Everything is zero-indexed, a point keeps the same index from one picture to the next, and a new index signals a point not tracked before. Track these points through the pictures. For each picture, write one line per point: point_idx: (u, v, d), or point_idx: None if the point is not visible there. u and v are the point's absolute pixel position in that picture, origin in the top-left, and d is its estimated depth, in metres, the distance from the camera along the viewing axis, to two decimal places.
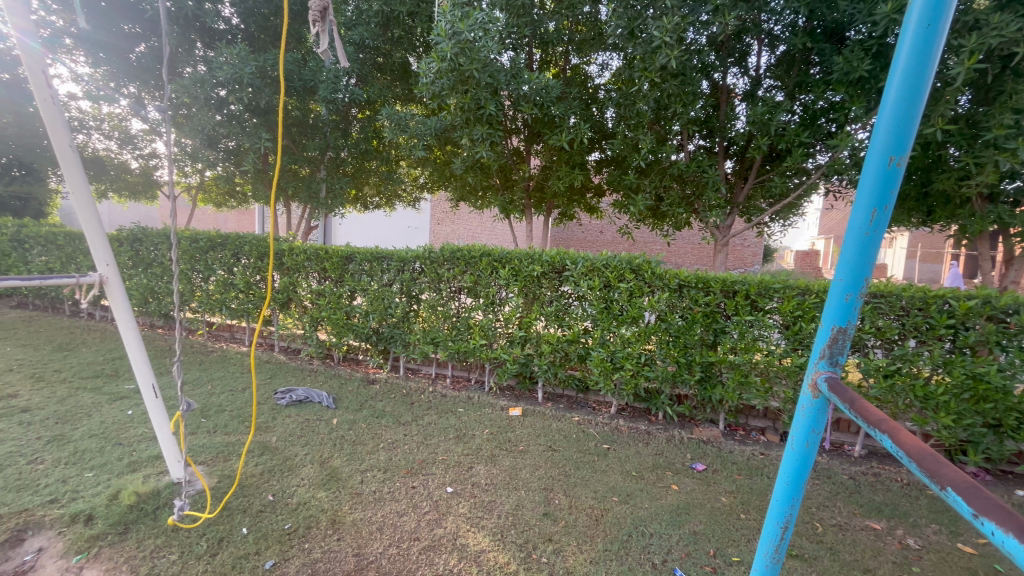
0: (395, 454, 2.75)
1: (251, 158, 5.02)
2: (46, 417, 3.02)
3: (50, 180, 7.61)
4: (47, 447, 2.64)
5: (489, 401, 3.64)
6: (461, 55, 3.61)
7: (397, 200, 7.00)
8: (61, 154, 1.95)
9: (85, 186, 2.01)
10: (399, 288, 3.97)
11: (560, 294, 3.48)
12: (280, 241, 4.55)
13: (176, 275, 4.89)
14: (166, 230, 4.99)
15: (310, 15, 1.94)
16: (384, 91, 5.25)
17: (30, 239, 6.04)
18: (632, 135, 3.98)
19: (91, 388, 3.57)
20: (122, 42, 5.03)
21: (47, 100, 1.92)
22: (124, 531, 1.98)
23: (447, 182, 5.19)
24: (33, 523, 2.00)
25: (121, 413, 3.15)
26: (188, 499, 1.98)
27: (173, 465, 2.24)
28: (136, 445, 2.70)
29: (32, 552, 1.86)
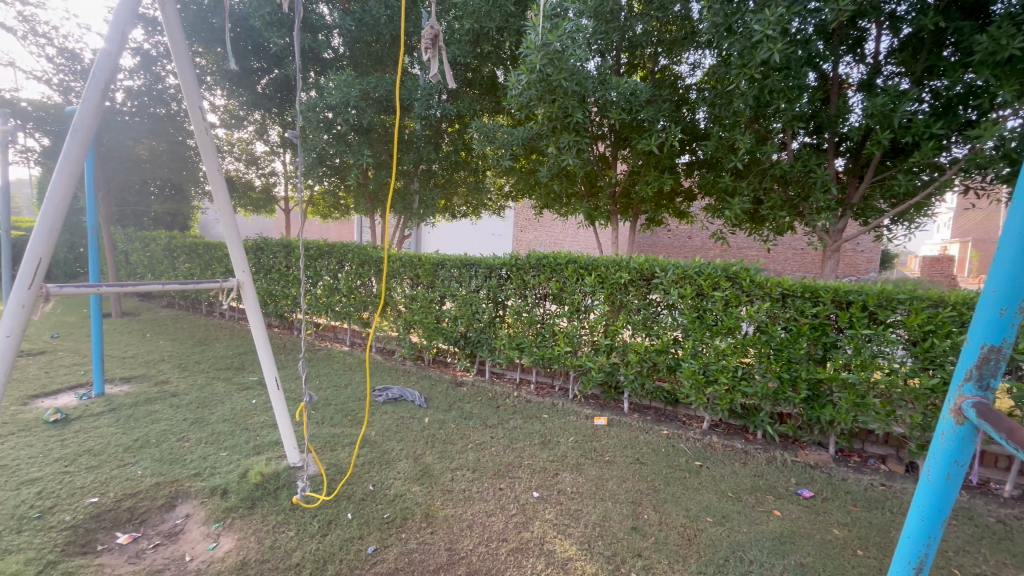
0: (483, 456, 2.83)
1: (354, 173, 5.47)
2: (190, 402, 3.51)
3: (193, 198, 8.88)
4: (191, 427, 3.07)
5: (573, 409, 3.62)
6: (549, 66, 3.67)
7: (483, 209, 7.23)
8: (211, 175, 2.26)
9: (228, 202, 2.32)
10: (486, 294, 4.09)
11: (648, 302, 3.38)
12: (379, 249, 4.91)
13: (291, 281, 5.46)
14: (283, 241, 5.59)
15: (423, 43, 2.07)
16: (473, 104, 5.46)
17: (178, 249, 7.08)
18: (727, 135, 3.77)
19: (223, 378, 4.09)
20: (251, 76, 5.73)
21: (201, 129, 2.24)
22: (251, 505, 2.24)
23: (532, 191, 5.26)
24: (182, 492, 2.34)
25: (247, 401, 3.57)
26: (309, 482, 2.21)
27: (291, 451, 2.51)
28: (259, 431, 3.04)
29: (181, 517, 2.17)
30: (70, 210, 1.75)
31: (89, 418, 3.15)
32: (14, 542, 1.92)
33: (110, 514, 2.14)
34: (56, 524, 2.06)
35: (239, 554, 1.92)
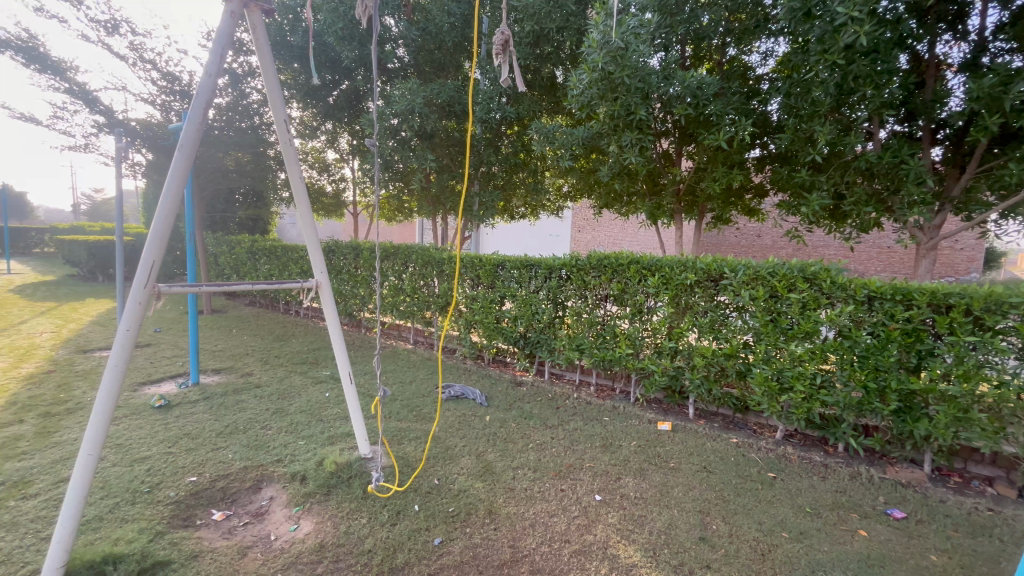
0: (544, 456, 2.84)
1: (418, 177, 5.67)
2: (272, 393, 3.79)
3: (273, 204, 9.58)
4: (273, 416, 3.31)
5: (635, 413, 3.54)
6: (612, 64, 3.63)
7: (542, 210, 7.24)
8: (294, 183, 2.39)
9: (309, 207, 2.47)
10: (545, 295, 4.09)
11: (715, 304, 3.24)
12: (441, 250, 5.05)
13: (359, 281, 5.75)
14: (352, 243, 5.89)
15: (493, 49, 2.06)
16: (533, 106, 5.49)
17: (259, 252, 7.66)
18: (805, 126, 3.54)
19: (300, 372, 4.38)
20: (324, 88, 6.09)
21: (285, 139, 2.36)
22: (327, 492, 2.38)
23: (592, 190, 5.19)
24: (267, 476, 2.53)
25: (321, 394, 3.81)
26: (383, 472, 2.32)
27: (362, 443, 2.64)
28: (333, 422, 3.23)
29: (266, 499, 2.35)
30: (177, 216, 1.93)
31: (188, 405, 3.49)
32: (130, 512, 2.17)
33: (206, 493, 2.36)
34: (163, 498, 2.29)
35: (317, 536, 2.05)
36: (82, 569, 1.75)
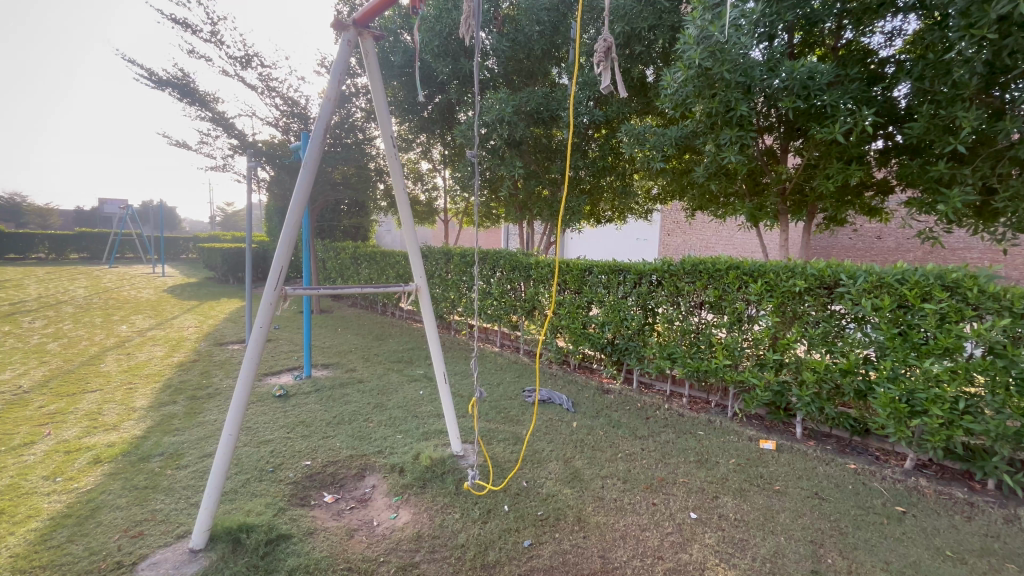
0: (633, 467, 2.76)
1: (506, 184, 5.80)
2: (373, 389, 4.09)
3: (372, 213, 10.33)
4: (374, 410, 3.57)
5: (733, 428, 3.31)
6: (710, 59, 3.48)
7: (629, 214, 7.06)
8: (398, 195, 2.56)
9: (411, 218, 2.62)
10: (634, 301, 3.97)
11: (829, 314, 2.94)
12: (528, 255, 5.12)
13: (450, 285, 6.00)
14: (444, 249, 6.17)
15: (594, 56, 1.93)
16: (622, 108, 5.38)
17: (361, 257, 8.29)
18: (944, 112, 3.10)
19: (396, 370, 4.66)
20: (419, 103, 6.46)
21: (391, 155, 2.52)
22: (423, 485, 2.51)
23: (685, 192, 4.97)
24: (369, 466, 2.73)
25: (416, 392, 4.04)
26: (480, 470, 2.40)
27: (455, 440, 2.77)
28: (427, 419, 3.41)
29: (370, 486, 2.54)
30: (302, 227, 2.16)
31: (303, 395, 3.88)
32: (258, 488, 2.45)
33: (319, 476, 2.60)
34: (284, 478, 2.57)
35: (415, 527, 2.17)
36: (222, 533, 2.02)
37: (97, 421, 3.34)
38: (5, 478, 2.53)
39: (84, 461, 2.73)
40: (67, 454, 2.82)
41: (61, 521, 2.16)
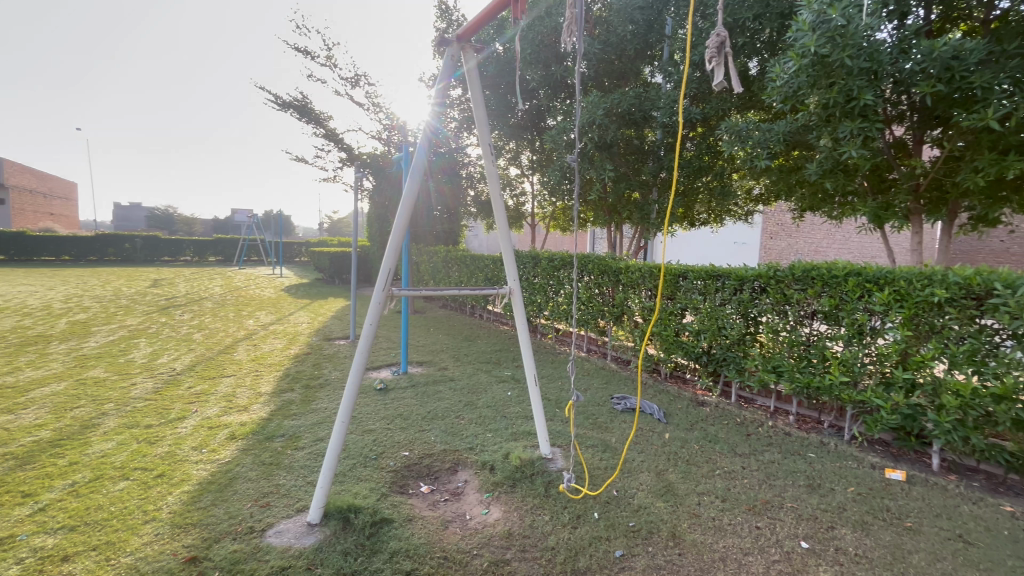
0: (733, 486, 2.58)
1: (596, 187, 5.73)
2: (464, 387, 4.25)
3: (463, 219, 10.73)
4: (465, 408, 3.71)
5: (852, 453, 2.98)
6: (828, 45, 3.16)
7: (727, 216, 6.64)
8: (494, 201, 2.63)
9: (506, 222, 2.69)
10: (734, 309, 3.72)
11: (978, 329, 2.54)
12: (617, 259, 5.01)
13: (537, 289, 6.05)
14: (531, 253, 6.23)
15: (706, 52, 1.67)
16: (721, 104, 5.09)
17: (452, 260, 8.66)
18: None
19: (485, 370, 4.80)
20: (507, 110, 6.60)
21: (489, 162, 2.60)
22: (513, 484, 2.56)
23: (793, 191, 4.57)
24: (462, 462, 2.83)
25: (504, 392, 4.13)
26: (574, 473, 2.40)
27: (544, 443, 2.80)
28: (515, 420, 3.47)
29: (462, 481, 2.64)
30: (407, 232, 2.31)
31: (400, 390, 4.14)
32: (363, 473, 2.66)
33: (416, 467, 2.76)
34: (385, 465, 2.76)
35: (506, 524, 2.22)
36: (335, 511, 2.21)
37: (232, 402, 3.83)
38: (165, 446, 2.99)
39: (223, 437, 3.15)
40: (210, 429, 3.27)
41: (206, 486, 2.51)
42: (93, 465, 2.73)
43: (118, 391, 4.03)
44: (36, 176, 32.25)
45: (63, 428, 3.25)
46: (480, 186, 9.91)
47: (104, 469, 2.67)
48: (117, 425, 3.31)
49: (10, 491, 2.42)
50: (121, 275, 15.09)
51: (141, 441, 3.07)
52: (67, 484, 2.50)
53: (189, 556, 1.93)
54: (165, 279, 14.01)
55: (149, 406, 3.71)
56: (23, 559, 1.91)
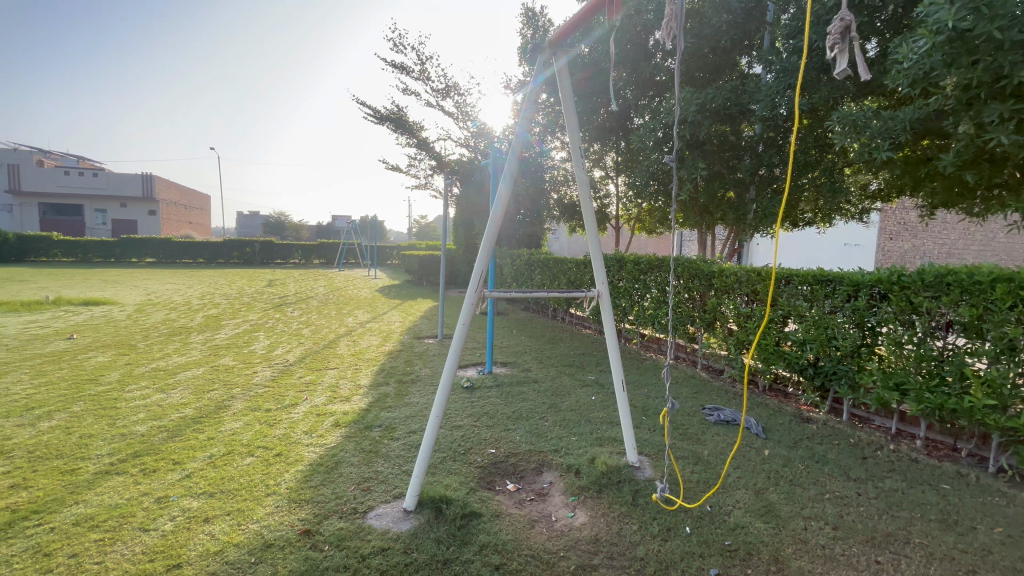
0: (846, 514, 2.33)
1: (686, 187, 5.49)
2: (547, 389, 4.27)
3: (545, 222, 10.82)
4: (549, 410, 3.73)
5: (999, 489, 2.56)
6: (970, 18, 2.76)
7: (838, 215, 6.03)
8: (584, 205, 2.63)
9: (595, 226, 2.67)
10: (847, 318, 3.36)
11: None
12: (710, 262, 4.74)
13: (621, 292, 5.92)
14: (616, 255, 6.10)
15: (828, 38, 1.52)
16: (832, 92, 4.64)
17: (535, 263, 8.73)
18: None
19: (568, 374, 4.78)
20: (590, 111, 6.49)
21: (579, 166, 2.60)
22: (599, 490, 2.53)
23: (921, 186, 4.04)
24: (546, 463, 2.85)
25: (588, 397, 4.08)
26: (667, 483, 2.30)
27: (631, 450, 2.73)
28: (600, 425, 3.42)
29: (547, 482, 2.66)
30: (498, 236, 2.39)
31: (486, 389, 4.25)
32: (452, 466, 2.78)
33: (502, 465, 2.83)
34: (473, 461, 2.86)
35: (593, 529, 2.20)
36: (428, 501, 2.33)
37: (336, 393, 4.19)
38: (281, 428, 3.35)
39: (329, 423, 3.45)
40: (318, 416, 3.60)
41: (316, 467, 2.77)
42: (225, 441, 3.13)
43: (243, 378, 4.58)
44: (180, 191, 37.58)
45: (202, 407, 3.76)
46: (566, 190, 9.88)
47: (234, 445, 3.05)
48: (243, 407, 3.77)
49: (165, 458, 2.86)
50: (244, 275, 17.11)
51: (262, 422, 3.46)
52: (206, 456, 2.89)
53: (303, 528, 2.15)
54: (278, 279, 15.63)
55: (268, 392, 4.18)
56: (175, 516, 2.24)
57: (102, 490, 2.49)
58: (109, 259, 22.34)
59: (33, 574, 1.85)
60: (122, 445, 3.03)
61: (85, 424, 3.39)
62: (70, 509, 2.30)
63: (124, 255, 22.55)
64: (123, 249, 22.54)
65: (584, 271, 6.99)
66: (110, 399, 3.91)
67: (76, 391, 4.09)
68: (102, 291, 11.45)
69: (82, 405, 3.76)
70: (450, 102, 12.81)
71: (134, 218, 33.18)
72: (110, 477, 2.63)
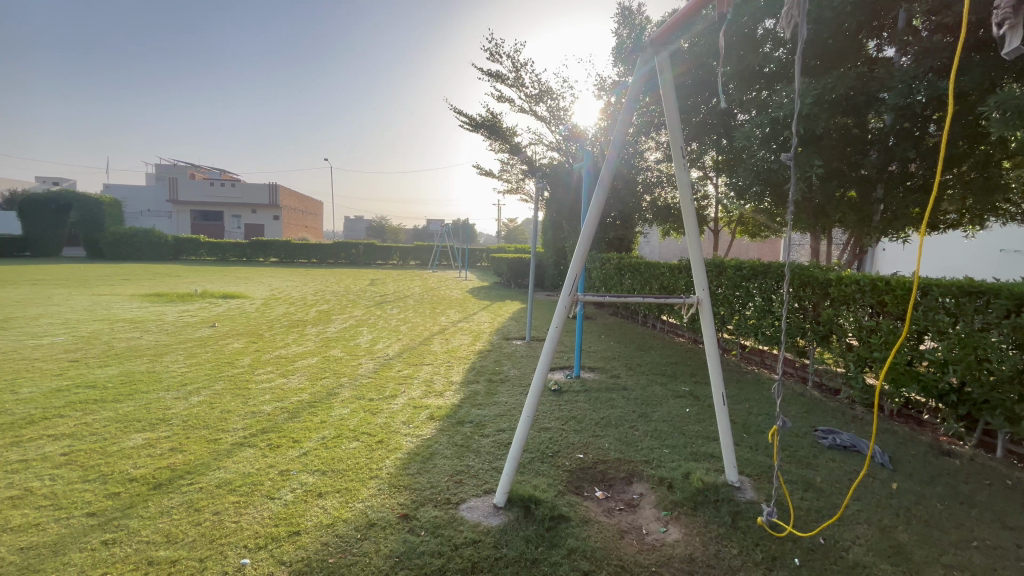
0: (1001, 568, 1.98)
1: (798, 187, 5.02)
2: (638, 398, 4.14)
3: (637, 225, 10.57)
4: (639, 419, 3.61)
5: None
6: None
7: (993, 217, 5.14)
8: (686, 207, 2.52)
9: (697, 229, 2.55)
10: (1005, 338, 2.86)
11: None
12: (826, 269, 4.28)
13: (720, 300, 5.56)
14: (715, 260, 5.75)
15: (995, 17, 1.31)
16: (989, 73, 3.98)
17: (625, 268, 8.51)
18: None
19: (660, 383, 4.59)
20: (690, 108, 6.19)
21: (682, 168, 2.50)
22: (695, 507, 2.40)
23: None
24: (637, 474, 2.76)
25: (681, 408, 3.89)
26: (775, 508, 2.12)
27: (730, 469, 2.55)
28: (695, 439, 3.25)
29: (637, 493, 2.58)
30: (593, 239, 2.37)
31: (574, 393, 4.23)
32: (540, 468, 2.80)
33: (591, 471, 2.79)
34: (562, 464, 2.86)
35: (688, 547, 2.10)
36: (518, 499, 2.38)
37: (431, 387, 4.42)
38: (383, 417, 3.61)
39: (425, 416, 3.65)
40: (414, 408, 3.83)
41: (413, 456, 2.94)
42: (335, 425, 3.44)
43: (350, 369, 5.01)
44: (299, 198, 41.97)
45: (316, 393, 4.17)
46: (659, 191, 9.54)
47: (343, 430, 3.35)
48: (350, 396, 4.12)
49: (287, 436, 3.22)
50: (349, 275, 18.67)
51: (366, 410, 3.76)
52: (319, 437, 3.20)
53: (402, 513, 2.29)
54: (378, 279, 16.83)
55: (371, 383, 4.52)
56: (295, 488, 2.51)
57: (238, 459, 2.87)
58: (242, 258, 25.57)
59: (187, 525, 2.18)
60: (252, 422, 3.47)
61: (225, 401, 3.93)
62: (214, 473, 2.68)
63: (254, 255, 25.70)
64: (253, 250, 25.75)
65: (679, 276, 6.67)
66: (243, 381, 4.49)
67: (218, 372, 4.75)
68: (237, 286, 13.17)
69: (222, 385, 4.35)
70: (543, 107, 12.95)
71: (262, 223, 37.69)
72: (244, 448, 3.02)
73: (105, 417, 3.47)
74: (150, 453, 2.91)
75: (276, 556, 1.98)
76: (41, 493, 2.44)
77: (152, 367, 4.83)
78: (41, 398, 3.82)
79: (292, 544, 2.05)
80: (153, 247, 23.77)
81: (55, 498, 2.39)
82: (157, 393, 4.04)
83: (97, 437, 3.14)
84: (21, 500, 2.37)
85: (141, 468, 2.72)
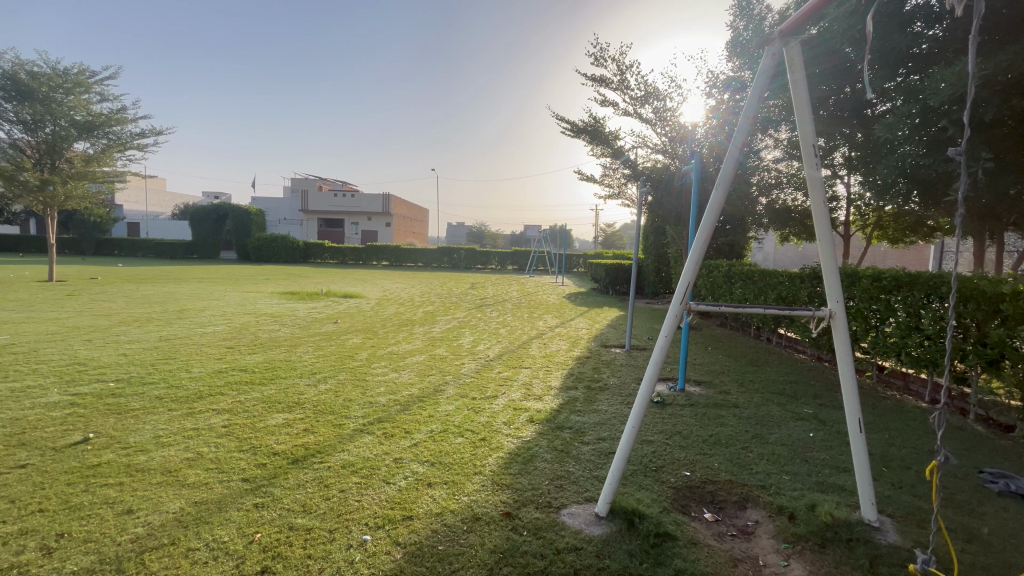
0: None
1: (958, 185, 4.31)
2: (751, 417, 3.82)
3: (748, 229, 10.02)
4: (753, 440, 3.33)
5: None
6: None
7: None
8: (817, 208, 2.30)
9: (828, 232, 2.30)
10: None
11: None
12: (996, 281, 3.59)
13: (852, 314, 4.93)
14: (847, 270, 5.11)
15: None
16: None
17: (735, 276, 7.93)
18: None
19: (777, 402, 4.20)
20: (818, 100, 5.56)
21: (812, 166, 2.29)
22: (822, 544, 2.16)
23: None
24: (752, 500, 2.55)
25: (804, 433, 3.51)
26: (931, 555, 1.82)
27: (867, 506, 2.25)
28: (821, 468, 2.92)
29: (752, 520, 2.38)
30: (707, 246, 2.26)
31: (679, 407, 4.02)
32: (643, 481, 2.71)
33: (699, 490, 2.64)
34: (665, 480, 2.74)
35: None
36: (620, 511, 2.33)
37: (530, 391, 4.49)
38: (485, 416, 3.75)
39: (524, 418, 3.72)
40: (514, 410, 3.91)
41: (514, 456, 3.02)
42: (442, 420, 3.65)
43: (455, 367, 5.29)
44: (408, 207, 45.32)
45: (424, 389, 4.45)
46: (778, 194, 8.73)
47: (448, 425, 3.54)
48: (454, 393, 4.33)
49: (400, 427, 3.48)
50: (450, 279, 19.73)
51: (469, 408, 3.93)
52: (428, 430, 3.42)
53: (505, 511, 2.36)
54: (479, 282, 17.65)
55: (473, 382, 4.72)
56: (408, 476, 2.71)
57: (358, 444, 3.16)
58: (358, 261, 28.16)
59: (318, 498, 2.46)
60: (369, 411, 3.80)
61: (346, 390, 4.34)
62: (339, 455, 2.98)
63: (369, 259, 28.23)
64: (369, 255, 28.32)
65: (800, 286, 6.05)
66: (362, 373, 4.95)
67: (341, 364, 5.29)
68: (355, 286, 14.58)
69: (343, 375, 4.83)
70: (648, 108, 12.56)
71: (376, 230, 41.21)
72: (363, 435, 3.31)
73: (253, 397, 4.04)
74: (288, 432, 3.33)
75: (392, 537, 2.14)
76: (208, 457, 2.91)
77: (288, 356, 5.51)
78: (207, 377, 4.56)
79: (405, 528, 2.21)
80: (289, 251, 27.13)
81: (218, 462, 2.84)
82: (293, 379, 4.61)
83: (247, 413, 3.65)
84: (194, 462, 2.84)
85: (282, 444, 3.11)
